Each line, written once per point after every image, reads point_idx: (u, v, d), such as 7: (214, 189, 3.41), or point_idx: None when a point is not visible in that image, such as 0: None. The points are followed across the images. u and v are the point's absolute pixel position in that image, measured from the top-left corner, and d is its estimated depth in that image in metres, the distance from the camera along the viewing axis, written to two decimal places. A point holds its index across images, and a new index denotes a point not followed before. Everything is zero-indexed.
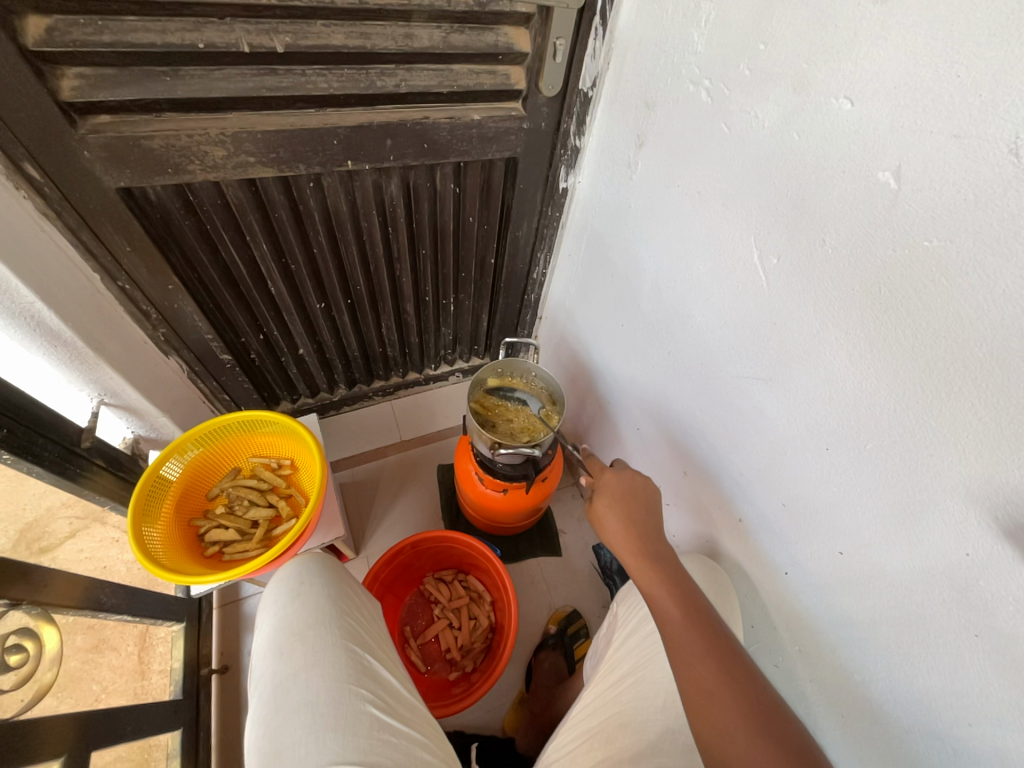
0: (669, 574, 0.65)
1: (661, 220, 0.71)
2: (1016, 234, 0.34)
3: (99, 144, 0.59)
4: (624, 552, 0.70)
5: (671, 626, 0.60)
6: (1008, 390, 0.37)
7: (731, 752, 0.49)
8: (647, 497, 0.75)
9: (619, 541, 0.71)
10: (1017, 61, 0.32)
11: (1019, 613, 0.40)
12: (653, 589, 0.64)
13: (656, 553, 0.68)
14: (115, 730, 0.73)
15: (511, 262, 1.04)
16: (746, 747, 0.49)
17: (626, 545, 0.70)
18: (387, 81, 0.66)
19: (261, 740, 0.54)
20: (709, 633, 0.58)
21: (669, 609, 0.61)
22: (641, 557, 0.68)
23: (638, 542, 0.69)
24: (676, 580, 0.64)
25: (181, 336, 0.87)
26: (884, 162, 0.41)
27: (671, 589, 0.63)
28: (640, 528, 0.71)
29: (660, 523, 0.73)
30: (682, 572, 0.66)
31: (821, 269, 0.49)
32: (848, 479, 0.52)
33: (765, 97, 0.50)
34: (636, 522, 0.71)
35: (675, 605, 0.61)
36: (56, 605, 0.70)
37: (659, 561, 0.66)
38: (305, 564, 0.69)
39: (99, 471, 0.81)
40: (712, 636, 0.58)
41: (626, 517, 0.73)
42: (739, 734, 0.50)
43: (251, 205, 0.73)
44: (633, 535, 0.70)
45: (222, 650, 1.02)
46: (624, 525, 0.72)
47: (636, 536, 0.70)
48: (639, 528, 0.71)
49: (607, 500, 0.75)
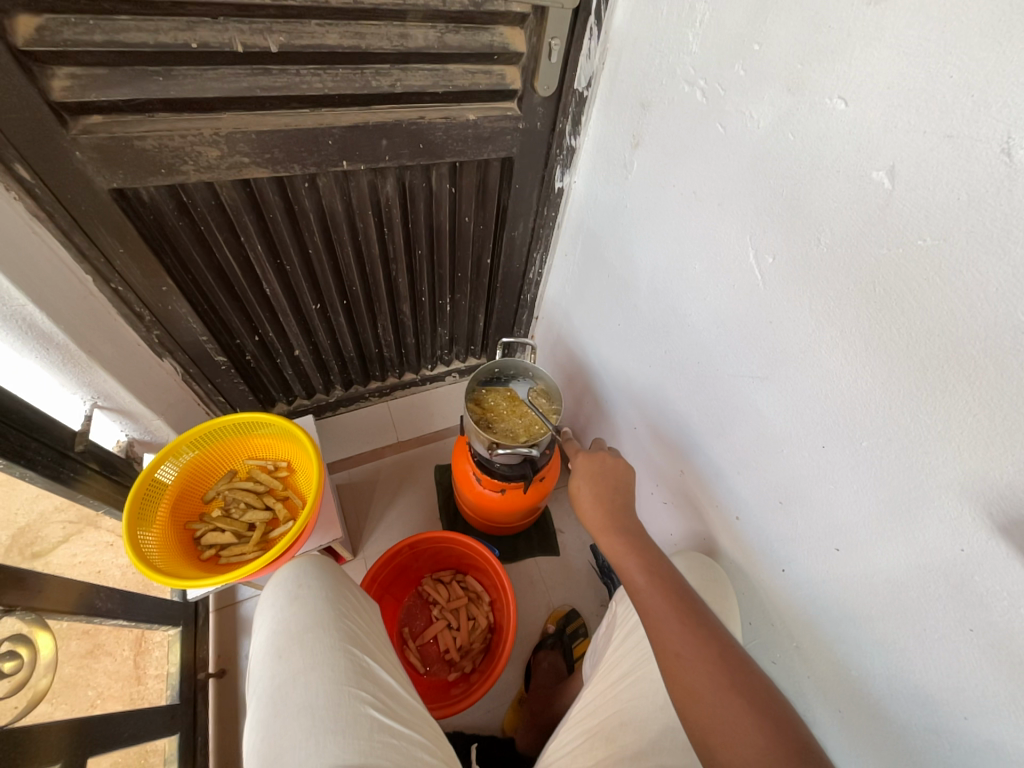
0: (639, 548, 0.66)
1: (657, 219, 0.71)
2: (1009, 232, 0.34)
3: (92, 146, 0.59)
4: (596, 529, 0.70)
5: (641, 597, 0.61)
6: (1003, 386, 0.37)
7: (704, 714, 0.50)
8: (623, 476, 0.75)
9: (590, 518, 0.72)
10: (1010, 62, 0.32)
11: (1013, 607, 0.40)
12: (623, 564, 0.65)
13: (624, 527, 0.69)
14: (112, 736, 0.73)
15: (507, 262, 1.04)
16: (718, 707, 0.50)
17: (596, 523, 0.71)
18: (383, 80, 0.66)
19: (261, 743, 0.53)
20: (677, 598, 0.59)
21: (639, 581, 0.62)
22: (612, 534, 0.69)
23: (609, 517, 0.70)
24: (645, 553, 0.65)
25: (175, 337, 0.86)
26: (878, 162, 0.41)
27: (640, 562, 0.64)
28: (610, 505, 0.71)
29: (630, 498, 0.74)
30: (650, 543, 0.67)
31: (816, 268, 0.49)
32: (843, 477, 0.53)
33: (760, 97, 0.50)
34: (607, 498, 0.72)
35: (643, 576, 0.62)
36: (51, 611, 0.69)
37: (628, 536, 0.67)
38: (302, 566, 0.69)
39: (93, 475, 0.80)
40: (681, 602, 0.59)
41: (597, 493, 0.73)
42: (710, 694, 0.51)
43: (246, 206, 0.73)
44: (602, 512, 0.71)
45: (221, 653, 1.01)
46: (595, 502, 0.72)
47: (606, 511, 0.71)
48: (608, 505, 0.72)
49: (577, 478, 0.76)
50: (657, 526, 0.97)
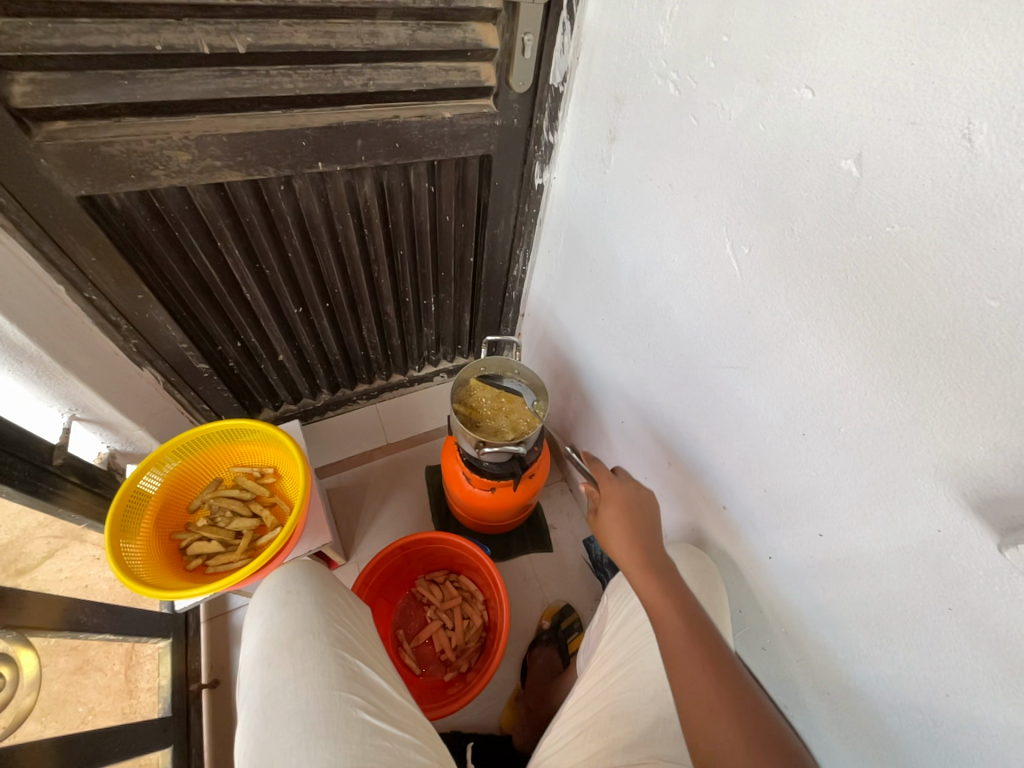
0: (668, 583, 0.65)
1: (636, 214, 0.71)
2: (972, 217, 0.35)
3: (57, 152, 0.57)
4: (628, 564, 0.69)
5: (669, 634, 0.60)
6: (971, 369, 0.38)
7: None
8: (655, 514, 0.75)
9: (622, 549, 0.71)
10: (966, 48, 0.33)
11: (988, 586, 0.41)
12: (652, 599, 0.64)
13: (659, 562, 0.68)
14: (101, 752, 0.72)
15: (491, 260, 1.03)
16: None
17: (627, 554, 0.70)
18: (355, 80, 0.65)
19: (251, 752, 0.53)
20: (710, 646, 0.58)
21: (669, 619, 0.61)
22: (641, 566, 0.68)
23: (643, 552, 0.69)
24: (676, 590, 0.64)
25: (154, 346, 0.85)
26: (846, 151, 0.42)
27: (669, 598, 0.63)
28: (644, 540, 0.71)
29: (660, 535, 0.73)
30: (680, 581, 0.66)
31: (789, 257, 0.50)
32: (824, 463, 0.53)
33: (730, 89, 0.50)
34: (641, 533, 0.72)
35: (674, 614, 0.61)
36: (33, 628, 0.68)
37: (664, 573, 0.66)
38: (291, 573, 0.68)
39: (73, 489, 0.79)
40: (714, 652, 0.58)
41: (630, 527, 0.72)
42: (738, 753, 0.50)
43: (221, 210, 0.72)
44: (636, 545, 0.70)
45: (212, 663, 1.01)
46: (629, 535, 0.72)
47: (639, 545, 0.70)
48: (640, 538, 0.71)
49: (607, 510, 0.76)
50: None
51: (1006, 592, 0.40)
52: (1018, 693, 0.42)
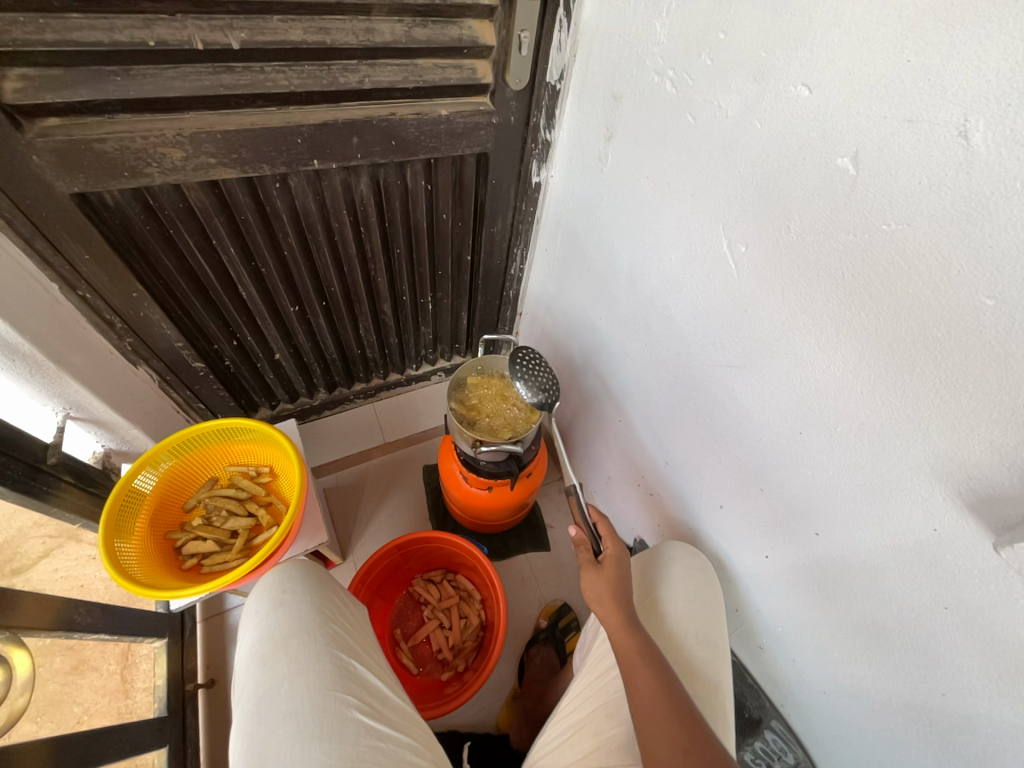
0: (662, 679, 0.58)
1: (633, 212, 0.71)
2: (968, 215, 0.35)
3: (49, 149, 0.57)
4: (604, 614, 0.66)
5: (648, 712, 0.56)
6: (968, 368, 0.38)
7: None
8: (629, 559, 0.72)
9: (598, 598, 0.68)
10: (963, 45, 0.32)
11: (983, 585, 0.41)
12: (647, 717, 0.55)
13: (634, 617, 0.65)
14: (96, 753, 0.71)
15: (488, 259, 1.03)
16: None
17: (623, 653, 0.61)
18: (350, 76, 0.64)
19: (245, 751, 0.53)
20: (683, 712, 0.55)
21: (666, 751, 0.52)
22: (639, 670, 0.59)
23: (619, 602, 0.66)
24: (678, 707, 0.55)
25: (149, 344, 0.84)
26: (842, 148, 0.41)
27: (669, 720, 0.54)
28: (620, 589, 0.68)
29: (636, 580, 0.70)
30: (681, 692, 0.57)
31: (787, 255, 0.50)
32: (821, 463, 0.53)
33: (727, 86, 0.50)
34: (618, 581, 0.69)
35: (672, 743, 0.53)
36: (26, 628, 0.67)
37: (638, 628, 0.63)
38: (286, 572, 0.68)
39: (67, 488, 0.79)
40: (685, 715, 0.55)
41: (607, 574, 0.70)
42: None
43: (216, 208, 0.71)
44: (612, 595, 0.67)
45: (209, 662, 1.00)
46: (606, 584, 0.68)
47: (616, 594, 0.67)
48: (640, 634, 0.63)
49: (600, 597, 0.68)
50: (644, 518, 0.97)
51: (1001, 591, 0.40)
52: (1014, 692, 0.42)
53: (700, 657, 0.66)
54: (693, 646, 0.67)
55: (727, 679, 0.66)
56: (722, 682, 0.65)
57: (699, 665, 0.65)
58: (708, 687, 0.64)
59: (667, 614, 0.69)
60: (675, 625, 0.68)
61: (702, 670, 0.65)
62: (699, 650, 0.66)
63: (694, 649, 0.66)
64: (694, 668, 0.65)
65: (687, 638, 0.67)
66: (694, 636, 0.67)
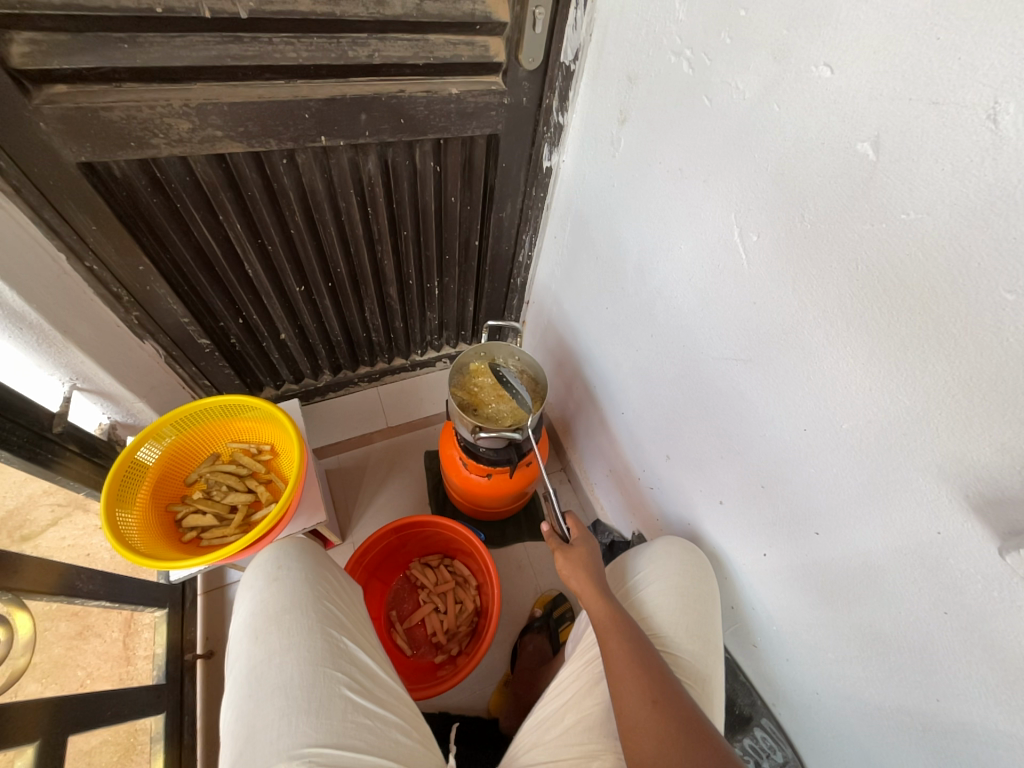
0: (635, 642, 0.59)
1: (645, 199, 0.69)
2: (992, 204, 0.33)
3: (56, 116, 0.57)
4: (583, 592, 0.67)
5: (620, 676, 0.57)
6: (983, 367, 0.36)
7: None
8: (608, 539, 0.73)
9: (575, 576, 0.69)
10: (996, 23, 0.31)
11: (986, 591, 0.40)
12: (619, 680, 0.57)
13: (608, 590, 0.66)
14: (94, 715, 0.73)
15: (496, 244, 1.02)
16: None
17: (597, 622, 0.62)
18: (360, 50, 0.63)
19: (235, 722, 0.54)
20: (655, 670, 0.57)
21: (638, 706, 0.54)
22: (613, 637, 0.60)
23: (594, 579, 0.67)
24: (649, 667, 0.57)
25: (155, 319, 0.85)
26: (863, 133, 0.40)
27: (639, 679, 0.56)
28: (596, 566, 0.69)
29: None
30: (651, 652, 0.59)
31: (800, 243, 0.48)
32: (826, 460, 0.52)
33: (744, 66, 0.48)
34: (593, 558, 0.70)
35: (643, 699, 0.54)
36: (28, 590, 0.68)
37: (613, 602, 0.64)
38: (285, 548, 0.68)
39: (72, 457, 0.80)
40: (658, 674, 0.56)
41: (584, 553, 0.71)
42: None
43: (223, 183, 0.71)
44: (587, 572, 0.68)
45: (208, 634, 1.02)
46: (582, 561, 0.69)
47: (592, 572, 0.68)
48: (615, 604, 0.64)
49: (575, 574, 0.68)
50: (643, 512, 0.97)
51: (1005, 597, 0.39)
52: (1010, 701, 0.41)
53: (690, 651, 0.65)
54: (684, 639, 0.66)
55: (716, 673, 0.65)
56: (710, 676, 0.64)
57: (689, 660, 0.65)
58: (696, 678, 0.64)
59: (658, 607, 0.69)
60: (664, 618, 0.68)
61: (690, 663, 0.64)
62: (689, 643, 0.66)
63: (684, 642, 0.66)
64: (682, 660, 0.65)
65: (677, 632, 0.66)
66: (685, 630, 0.66)
